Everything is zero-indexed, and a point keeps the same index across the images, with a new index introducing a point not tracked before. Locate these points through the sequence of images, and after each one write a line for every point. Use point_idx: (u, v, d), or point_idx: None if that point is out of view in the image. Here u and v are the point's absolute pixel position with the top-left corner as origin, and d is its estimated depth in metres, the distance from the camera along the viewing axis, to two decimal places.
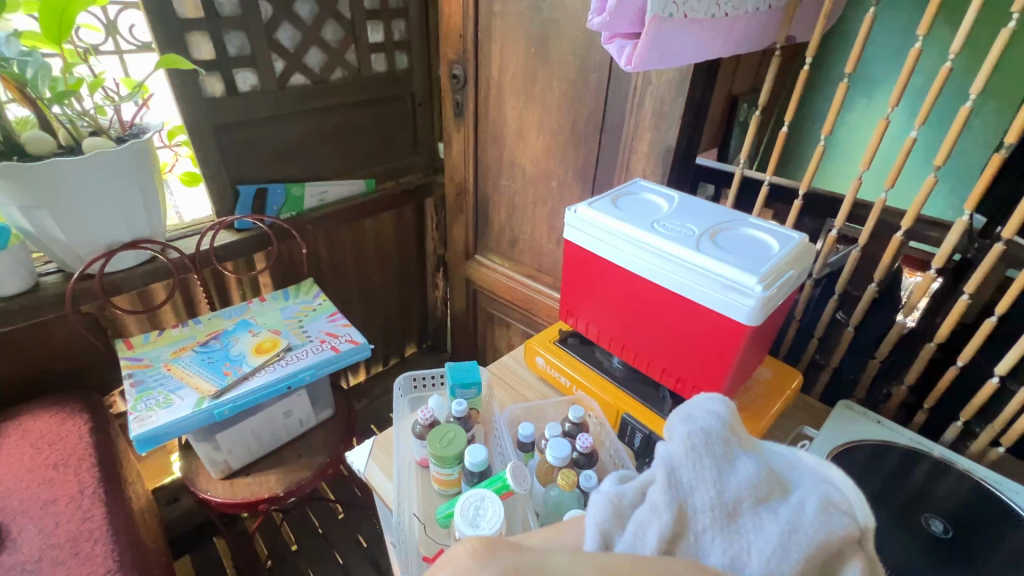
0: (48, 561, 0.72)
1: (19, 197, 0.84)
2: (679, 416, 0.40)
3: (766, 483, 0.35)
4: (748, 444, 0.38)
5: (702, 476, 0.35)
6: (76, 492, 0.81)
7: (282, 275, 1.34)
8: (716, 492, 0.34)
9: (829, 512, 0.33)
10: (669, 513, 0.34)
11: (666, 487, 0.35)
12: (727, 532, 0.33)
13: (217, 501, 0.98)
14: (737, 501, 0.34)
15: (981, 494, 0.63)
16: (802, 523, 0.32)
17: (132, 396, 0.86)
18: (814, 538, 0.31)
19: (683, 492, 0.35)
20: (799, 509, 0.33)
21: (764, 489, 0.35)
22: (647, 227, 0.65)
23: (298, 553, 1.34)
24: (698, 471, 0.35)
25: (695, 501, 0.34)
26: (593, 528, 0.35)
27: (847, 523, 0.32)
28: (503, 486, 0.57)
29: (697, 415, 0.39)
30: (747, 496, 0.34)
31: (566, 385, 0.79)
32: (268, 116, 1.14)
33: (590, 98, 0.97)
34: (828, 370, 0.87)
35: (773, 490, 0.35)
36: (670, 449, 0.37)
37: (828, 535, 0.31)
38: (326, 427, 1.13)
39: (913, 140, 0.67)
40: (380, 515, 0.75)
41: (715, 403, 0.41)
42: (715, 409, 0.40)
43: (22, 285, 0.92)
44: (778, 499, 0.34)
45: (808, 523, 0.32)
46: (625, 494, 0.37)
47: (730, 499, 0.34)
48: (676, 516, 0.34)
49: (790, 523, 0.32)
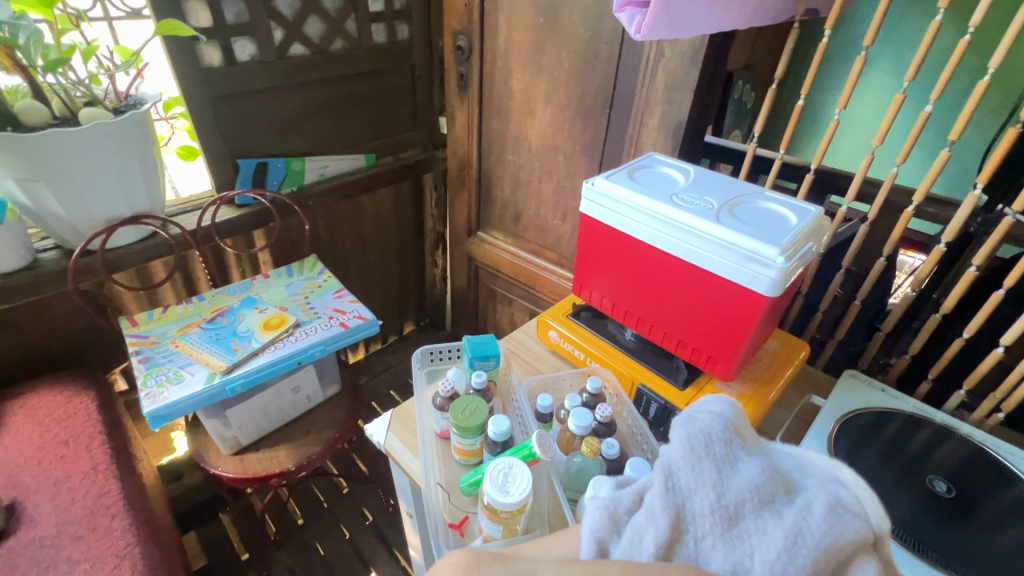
0: (67, 536, 0.72)
1: (16, 169, 0.81)
2: (681, 416, 0.40)
3: (770, 484, 0.34)
4: (752, 444, 0.37)
5: (702, 480, 0.35)
6: (89, 469, 0.81)
7: (282, 252, 1.32)
8: (716, 495, 0.34)
9: (836, 513, 0.32)
10: (665, 519, 0.34)
11: (662, 493, 0.35)
12: (729, 536, 0.33)
13: (228, 476, 0.98)
14: (738, 503, 0.34)
15: (981, 456, 0.66)
16: (808, 526, 0.32)
17: (141, 372, 0.86)
18: (820, 542, 0.31)
19: (682, 496, 0.35)
20: (805, 511, 0.32)
21: (768, 491, 0.34)
22: (666, 200, 0.65)
23: (304, 527, 1.35)
24: (698, 474, 0.35)
25: (694, 505, 0.34)
26: (590, 536, 0.37)
27: (857, 526, 0.32)
28: (529, 453, 0.58)
29: (698, 415, 0.38)
30: (749, 498, 0.33)
31: (580, 357, 0.80)
32: (268, 87, 1.11)
33: (600, 70, 0.96)
34: (832, 342, 0.89)
35: (777, 489, 0.34)
36: (669, 451, 0.37)
37: (836, 537, 0.31)
38: (333, 403, 1.14)
39: (928, 114, 0.66)
40: (398, 486, 0.76)
41: (719, 403, 0.40)
42: (717, 411, 0.39)
43: (20, 261, 0.90)
44: (784, 500, 0.34)
45: (814, 526, 0.31)
46: (621, 500, 0.38)
47: (730, 501, 0.34)
48: (673, 522, 0.34)
49: (795, 526, 0.32)
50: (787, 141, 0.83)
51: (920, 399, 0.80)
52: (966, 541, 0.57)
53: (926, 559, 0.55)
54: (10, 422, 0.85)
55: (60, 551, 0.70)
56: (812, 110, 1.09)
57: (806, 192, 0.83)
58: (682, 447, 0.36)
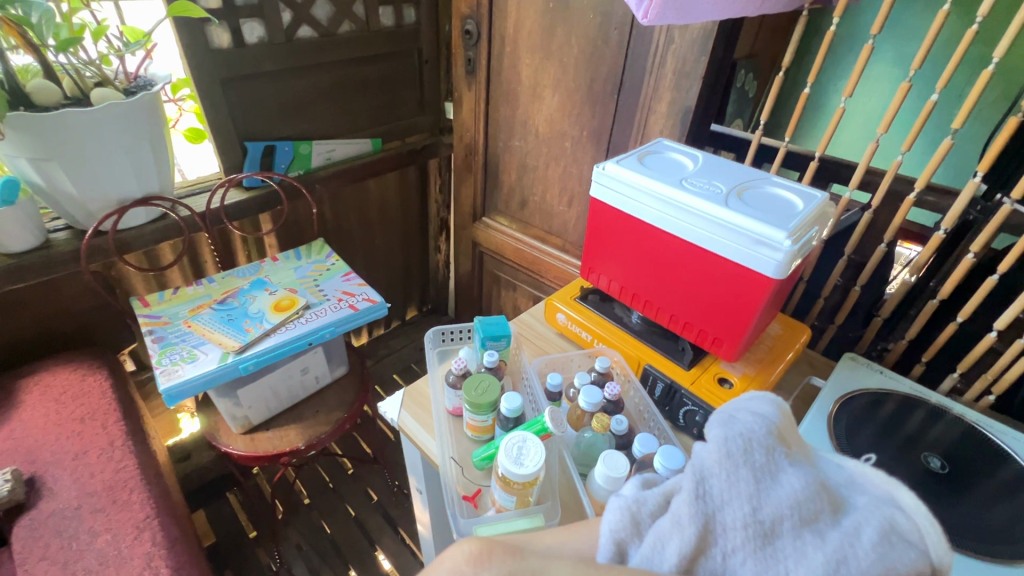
0: (88, 508, 0.74)
1: (29, 149, 0.81)
2: (722, 419, 0.41)
3: (813, 502, 0.35)
4: (796, 455, 0.39)
5: (737, 489, 0.36)
6: (106, 444, 0.83)
7: (289, 235, 1.33)
8: (752, 508, 0.35)
9: (886, 541, 0.34)
10: (692, 528, 0.35)
11: (693, 500, 0.36)
12: (761, 553, 0.34)
13: (239, 454, 1.00)
14: (776, 519, 0.35)
15: (973, 434, 0.68)
16: (853, 551, 0.33)
17: (155, 351, 0.87)
18: (864, 569, 0.32)
19: (713, 506, 0.36)
20: (851, 536, 0.34)
21: (810, 509, 0.35)
22: (676, 185, 0.67)
23: (310, 506, 1.38)
24: (733, 484, 0.36)
25: (725, 516, 0.35)
26: (609, 536, 0.38)
27: (906, 555, 0.33)
28: (542, 428, 0.61)
29: (739, 420, 0.40)
30: (788, 515, 0.35)
31: (587, 339, 0.82)
32: (276, 70, 1.11)
33: (610, 57, 0.97)
34: (831, 327, 0.91)
35: (820, 508, 0.35)
36: (705, 456, 0.38)
37: (883, 565, 0.32)
38: (341, 384, 1.16)
39: (934, 103, 0.66)
40: (409, 462, 0.78)
41: (765, 410, 0.41)
42: (762, 414, 0.41)
43: (33, 241, 0.90)
44: (827, 519, 0.35)
45: (860, 552, 0.33)
46: (646, 503, 0.39)
47: (767, 516, 0.35)
48: (701, 531, 0.35)
49: (838, 550, 0.33)
50: (793, 128, 0.84)
51: (916, 382, 0.83)
52: (959, 513, 0.59)
53: None
54: (27, 399, 0.87)
55: (82, 522, 0.72)
56: (818, 99, 1.10)
57: (810, 179, 0.84)
58: (720, 453, 0.38)
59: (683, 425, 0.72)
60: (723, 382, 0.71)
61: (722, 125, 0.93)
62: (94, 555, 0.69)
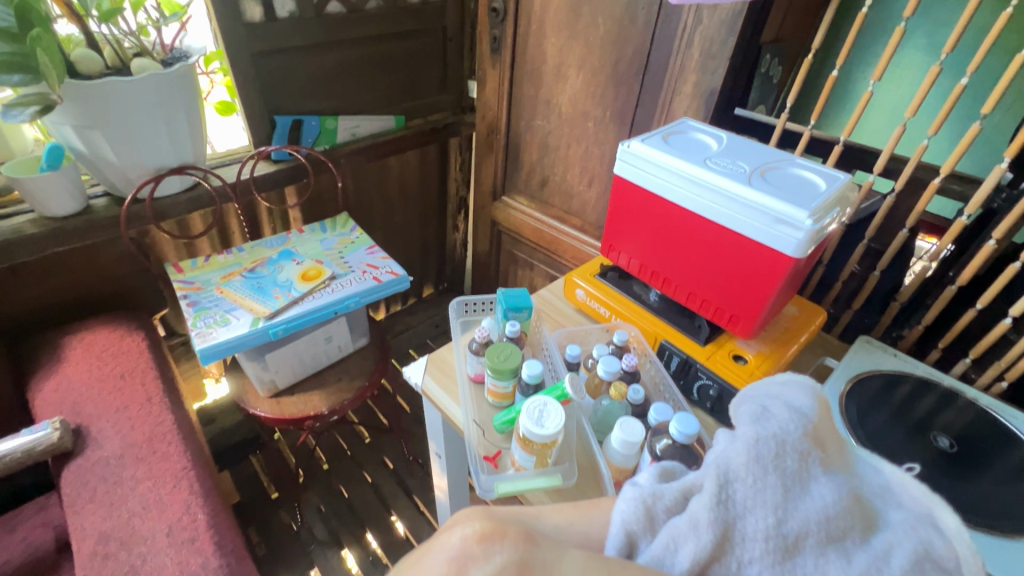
0: (130, 457, 0.79)
1: (74, 115, 0.85)
2: (756, 419, 0.44)
3: (842, 519, 0.38)
4: (832, 465, 0.41)
5: (763, 497, 0.39)
6: (145, 400, 0.87)
7: (313, 209, 1.36)
8: (776, 520, 0.38)
9: (916, 565, 0.36)
10: (709, 534, 0.38)
11: (716, 505, 0.39)
12: (782, 564, 0.37)
13: (266, 415, 1.04)
14: (801, 534, 0.37)
15: (984, 418, 0.70)
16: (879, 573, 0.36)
17: (190, 314, 0.91)
18: None
19: (735, 512, 0.39)
20: (881, 559, 0.36)
21: (838, 526, 0.38)
22: (700, 164, 0.68)
23: (329, 472, 1.44)
24: (760, 493, 0.39)
25: (746, 524, 0.38)
26: (622, 529, 0.41)
27: None
28: (562, 394, 0.64)
29: (772, 422, 0.42)
30: (814, 531, 0.37)
31: (605, 315, 0.84)
32: (305, 45, 1.13)
33: (636, 36, 0.97)
34: (847, 312, 0.93)
35: (848, 526, 0.38)
36: (734, 459, 0.41)
37: None
38: (362, 354, 1.20)
39: (964, 86, 0.69)
40: (430, 426, 0.82)
41: (801, 414, 0.43)
42: (800, 413, 0.44)
43: (75, 205, 0.94)
44: (853, 537, 0.37)
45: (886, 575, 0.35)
46: (664, 500, 0.42)
47: (790, 530, 0.37)
48: (718, 536, 0.38)
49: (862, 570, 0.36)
50: (820, 112, 0.84)
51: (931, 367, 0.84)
52: (965, 490, 0.61)
53: None
54: (71, 356, 0.92)
55: (125, 470, 0.77)
56: (845, 83, 1.09)
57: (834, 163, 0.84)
58: (749, 458, 0.40)
59: (697, 399, 0.74)
60: (738, 359, 0.73)
61: (746, 109, 0.93)
62: (138, 500, 0.74)
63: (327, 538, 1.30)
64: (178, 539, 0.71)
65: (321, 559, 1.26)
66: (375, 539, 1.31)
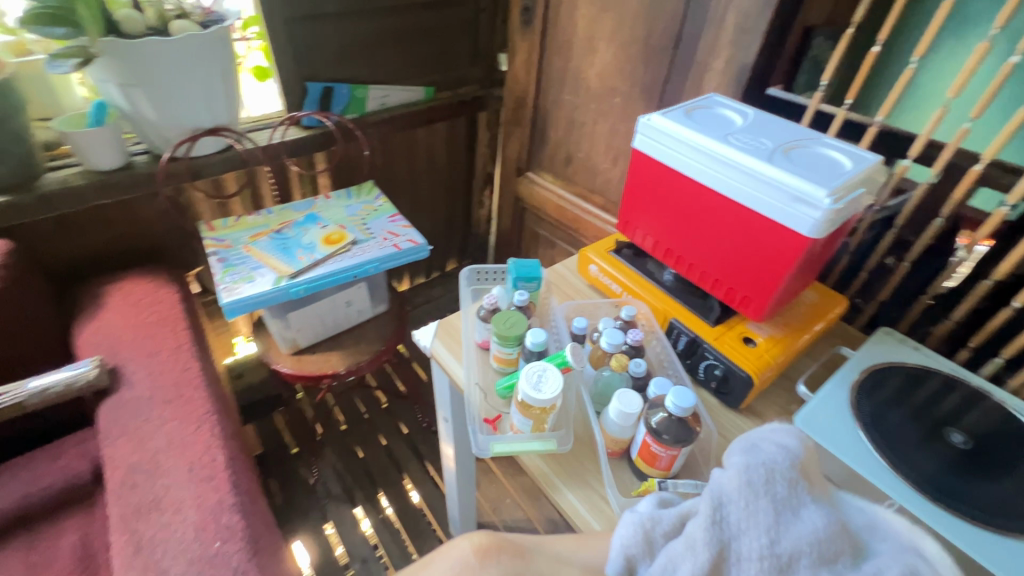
0: (159, 398, 0.84)
1: (118, 74, 0.89)
2: (748, 450, 0.46)
3: (832, 543, 0.40)
4: (818, 493, 0.43)
5: (756, 520, 0.41)
6: (175, 347, 0.92)
7: (341, 177, 1.39)
8: (769, 540, 0.40)
9: None
10: (707, 553, 0.40)
11: (712, 526, 0.41)
12: None
13: (286, 371, 1.09)
14: (794, 554, 0.39)
15: (1009, 420, 0.67)
16: None
17: (219, 270, 0.95)
18: None
19: (731, 535, 0.41)
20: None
21: (829, 549, 0.40)
22: (720, 139, 0.66)
23: (346, 432, 1.50)
24: (753, 516, 0.41)
25: (742, 545, 0.40)
26: (624, 550, 0.43)
27: None
28: (563, 362, 0.65)
29: (763, 452, 0.45)
30: (806, 552, 0.39)
31: (616, 291, 0.84)
32: (338, 12, 1.15)
33: (669, 9, 0.94)
34: (872, 303, 0.89)
35: (838, 549, 0.40)
36: (729, 485, 0.43)
37: None
38: (381, 320, 1.23)
39: (1012, 65, 0.64)
40: (437, 389, 0.84)
41: (789, 443, 0.46)
42: (787, 447, 0.46)
43: (116, 160, 0.99)
44: (843, 560, 0.40)
45: None
46: (662, 524, 0.44)
47: (783, 550, 0.39)
48: (716, 555, 0.40)
49: None
50: (857, 92, 0.80)
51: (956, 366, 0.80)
52: (969, 485, 0.60)
53: (922, 493, 0.59)
54: (110, 302, 0.98)
55: (154, 410, 0.83)
56: None
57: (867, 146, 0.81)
58: (742, 484, 0.43)
59: (702, 378, 0.73)
60: (748, 341, 0.72)
61: (779, 89, 0.88)
62: (164, 438, 0.79)
63: (341, 494, 1.36)
64: (198, 475, 0.76)
65: (334, 513, 1.32)
66: (387, 503, 1.36)
